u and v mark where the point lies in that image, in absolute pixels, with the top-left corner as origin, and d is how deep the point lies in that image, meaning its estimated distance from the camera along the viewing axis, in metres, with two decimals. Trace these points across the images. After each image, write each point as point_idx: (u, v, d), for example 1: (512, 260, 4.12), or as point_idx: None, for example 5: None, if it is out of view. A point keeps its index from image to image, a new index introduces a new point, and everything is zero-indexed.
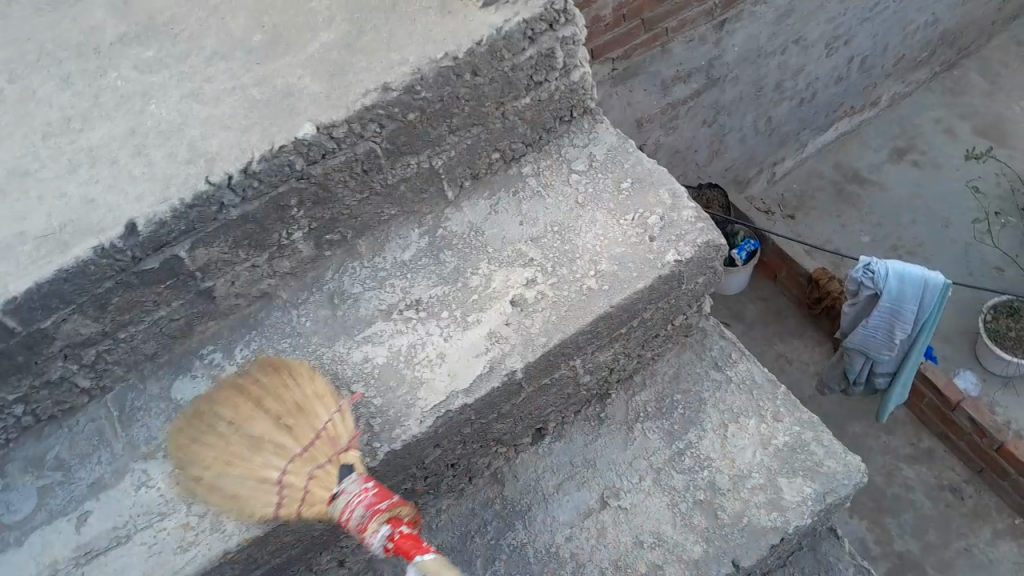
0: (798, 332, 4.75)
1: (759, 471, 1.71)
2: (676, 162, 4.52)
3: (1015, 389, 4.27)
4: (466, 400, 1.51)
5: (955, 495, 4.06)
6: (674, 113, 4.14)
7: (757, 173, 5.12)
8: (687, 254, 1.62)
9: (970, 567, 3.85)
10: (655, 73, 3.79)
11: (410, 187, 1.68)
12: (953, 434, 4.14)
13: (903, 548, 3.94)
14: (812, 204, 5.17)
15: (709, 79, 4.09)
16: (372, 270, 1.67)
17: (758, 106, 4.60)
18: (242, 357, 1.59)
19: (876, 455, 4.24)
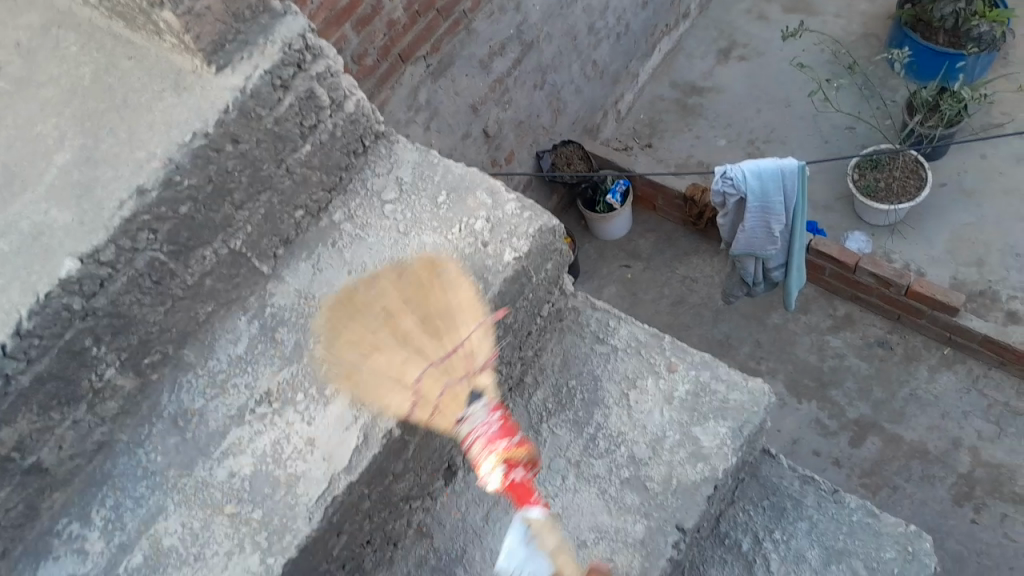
0: (693, 250, 4.79)
1: (672, 428, 1.67)
2: (524, 132, 4.46)
3: (901, 234, 4.43)
4: (350, 476, 1.41)
5: (886, 347, 4.20)
6: (504, 87, 4.07)
7: (603, 117, 5.14)
8: (522, 248, 1.59)
9: (920, 408, 3.97)
10: (469, 57, 3.72)
11: (217, 278, 1.54)
12: (862, 293, 4.26)
13: (856, 413, 4.03)
14: (664, 127, 5.21)
15: (525, 44, 4.05)
16: (209, 377, 1.52)
17: (580, 54, 4.61)
18: (101, 518, 1.41)
19: (803, 337, 4.32)
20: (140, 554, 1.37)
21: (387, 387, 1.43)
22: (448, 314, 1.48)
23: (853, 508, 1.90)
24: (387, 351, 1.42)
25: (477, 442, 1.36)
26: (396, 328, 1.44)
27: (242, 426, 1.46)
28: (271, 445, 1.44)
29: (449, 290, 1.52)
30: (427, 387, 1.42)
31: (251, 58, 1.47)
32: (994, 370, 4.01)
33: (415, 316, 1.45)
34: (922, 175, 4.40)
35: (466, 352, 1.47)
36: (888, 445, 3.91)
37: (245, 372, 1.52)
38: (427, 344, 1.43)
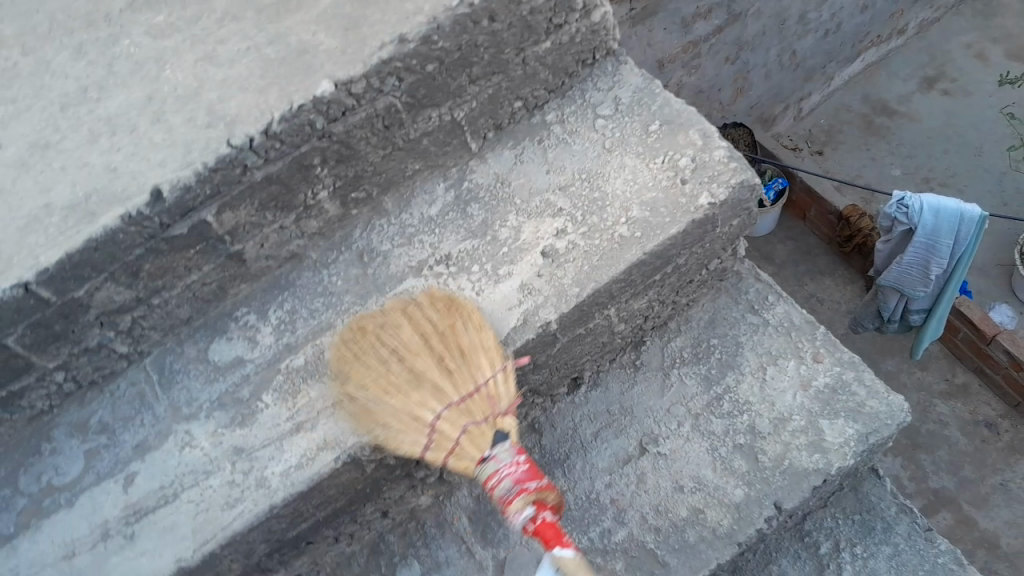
0: (828, 271, 4.66)
1: (799, 413, 1.69)
2: (699, 103, 4.43)
3: None
4: (502, 352, 1.50)
5: (992, 430, 4.01)
6: (696, 52, 4.01)
7: (783, 110, 5.00)
8: (721, 196, 1.58)
9: (1006, 500, 3.81)
10: (674, 10, 3.66)
11: (432, 140, 1.65)
12: (987, 368, 4.09)
13: (939, 483, 3.90)
14: (840, 138, 5.01)
15: (731, 15, 3.97)
16: (399, 227, 1.65)
17: (781, 40, 4.45)
18: (276, 318, 1.57)
19: (912, 392, 4.18)
20: (303, 358, 1.51)
21: (411, 424, 1.41)
22: (468, 360, 1.44)
23: (942, 553, 1.81)
24: (397, 394, 1.41)
25: (505, 483, 1.34)
26: (414, 378, 1.43)
27: (417, 278, 1.58)
28: None
29: (467, 333, 1.45)
30: (444, 429, 1.40)
31: None
32: None
33: (434, 359, 1.44)
34: None
35: (489, 395, 1.44)
36: (958, 526, 3.78)
37: (431, 233, 1.63)
38: (445, 383, 1.43)
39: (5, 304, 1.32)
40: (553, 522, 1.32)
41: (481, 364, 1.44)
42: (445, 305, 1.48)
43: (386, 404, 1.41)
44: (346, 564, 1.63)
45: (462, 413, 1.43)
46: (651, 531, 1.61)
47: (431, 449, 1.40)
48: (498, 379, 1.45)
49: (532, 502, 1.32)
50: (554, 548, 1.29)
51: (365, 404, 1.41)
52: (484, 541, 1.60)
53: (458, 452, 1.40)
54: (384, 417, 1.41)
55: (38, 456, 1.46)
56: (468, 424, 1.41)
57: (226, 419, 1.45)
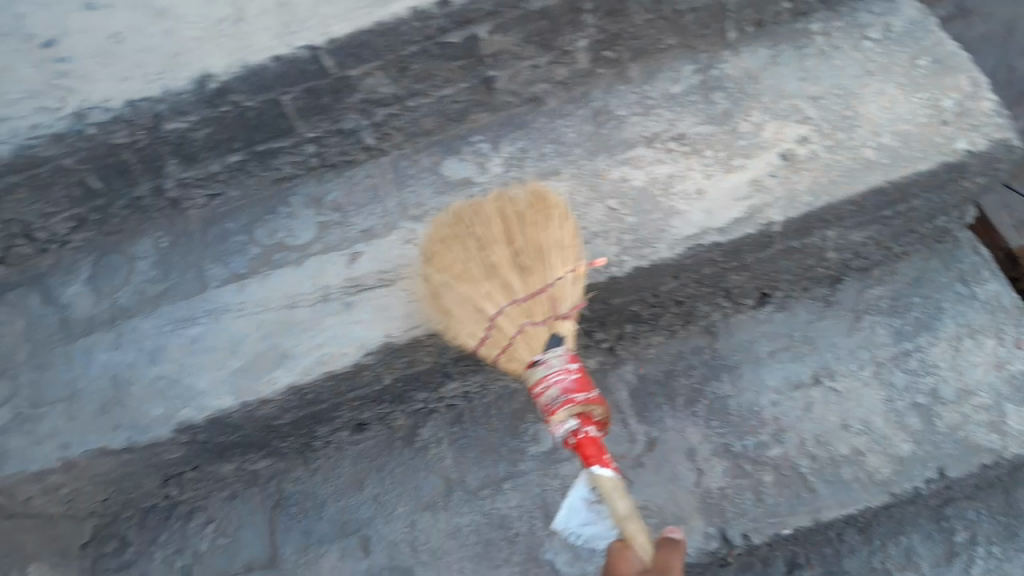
0: None
1: (987, 392, 1.63)
2: None
3: None
4: (718, 238, 1.45)
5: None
6: None
7: None
8: (980, 147, 1.49)
9: None
10: None
11: (697, 19, 1.57)
12: None
13: None
14: None
15: None
16: (638, 98, 1.59)
17: None
18: (508, 152, 1.60)
19: None
20: (525, 194, 1.55)
21: (470, 316, 1.48)
22: (543, 258, 1.48)
23: None
24: (472, 286, 1.48)
25: (553, 391, 1.41)
26: (502, 280, 1.49)
27: (648, 148, 1.54)
28: (665, 176, 1.52)
29: (547, 231, 1.49)
30: (502, 326, 1.46)
31: None
32: None
33: (503, 254, 1.50)
34: None
35: (551, 296, 1.47)
36: None
37: (669, 110, 1.57)
38: (512, 279, 1.47)
39: (294, 61, 1.38)
40: (593, 437, 1.42)
41: (555, 264, 1.47)
42: (533, 202, 1.52)
43: (473, 268, 1.48)
44: (507, 398, 1.77)
45: (522, 310, 1.46)
46: (808, 456, 1.61)
47: (488, 342, 1.48)
48: (568, 280, 1.47)
49: (574, 414, 1.40)
50: (594, 465, 1.39)
51: (453, 284, 1.49)
52: (640, 418, 1.69)
53: (508, 353, 1.45)
54: (453, 301, 1.48)
55: (276, 215, 1.62)
56: (528, 323, 1.45)
57: (448, 229, 1.56)
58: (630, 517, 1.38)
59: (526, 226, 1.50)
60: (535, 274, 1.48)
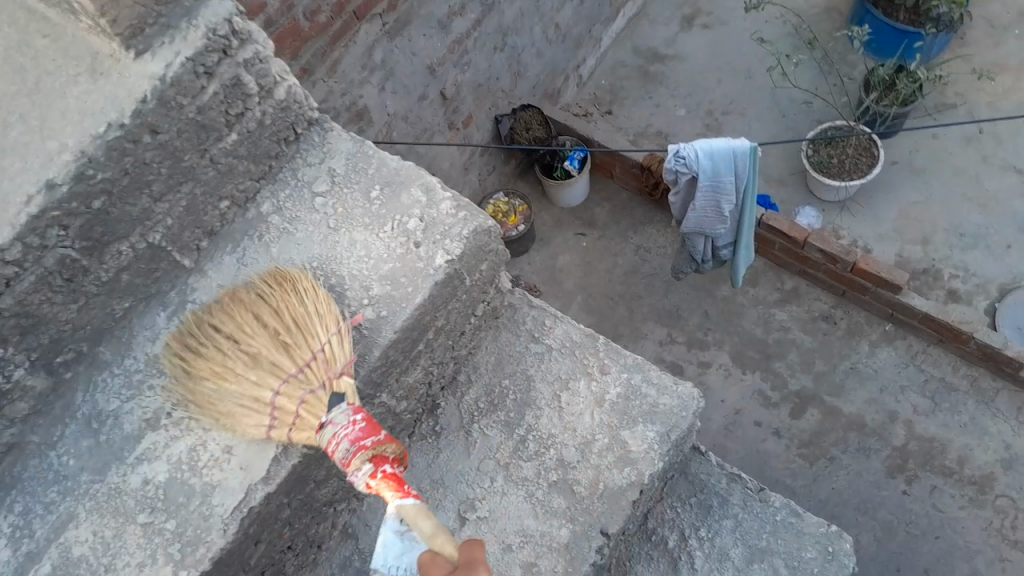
0: (648, 220, 4.13)
1: (602, 431, 1.69)
2: (483, 97, 3.80)
3: (850, 211, 3.94)
4: (267, 488, 1.38)
5: (830, 322, 3.70)
6: (464, 49, 3.45)
7: (564, 81, 4.48)
8: (456, 250, 1.54)
9: (857, 381, 3.53)
10: (428, 15, 3.12)
11: (134, 273, 1.50)
12: (809, 269, 3.72)
13: (796, 385, 3.58)
14: (625, 94, 4.61)
15: (487, 4, 3.44)
16: (125, 378, 1.49)
17: (542, 16, 3.95)
18: (9, 525, 1.38)
19: (751, 309, 3.79)
20: (48, 564, 1.34)
21: (239, 415, 1.39)
22: (302, 326, 1.42)
23: (778, 508, 1.94)
24: (239, 377, 1.39)
25: (343, 447, 1.28)
26: (279, 343, 1.41)
27: (156, 432, 1.43)
28: (186, 452, 1.40)
29: (299, 299, 1.45)
30: (284, 404, 1.36)
31: (172, 43, 1.40)
32: (934, 345, 3.55)
33: (270, 333, 1.42)
34: (875, 153, 3.90)
35: (325, 360, 1.40)
36: (826, 418, 3.48)
37: (162, 374, 1.48)
38: (281, 358, 1.41)
39: None
40: None
41: (317, 330, 1.42)
42: (275, 282, 1.49)
43: (257, 341, 1.41)
44: None
45: (299, 384, 1.38)
46: None
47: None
48: (333, 341, 1.41)
49: (369, 458, 1.28)
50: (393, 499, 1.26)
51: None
52: None
53: None
54: (229, 403, 1.39)
55: None
56: (303, 394, 1.36)
57: None
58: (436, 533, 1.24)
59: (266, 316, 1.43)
60: (293, 349, 1.41)
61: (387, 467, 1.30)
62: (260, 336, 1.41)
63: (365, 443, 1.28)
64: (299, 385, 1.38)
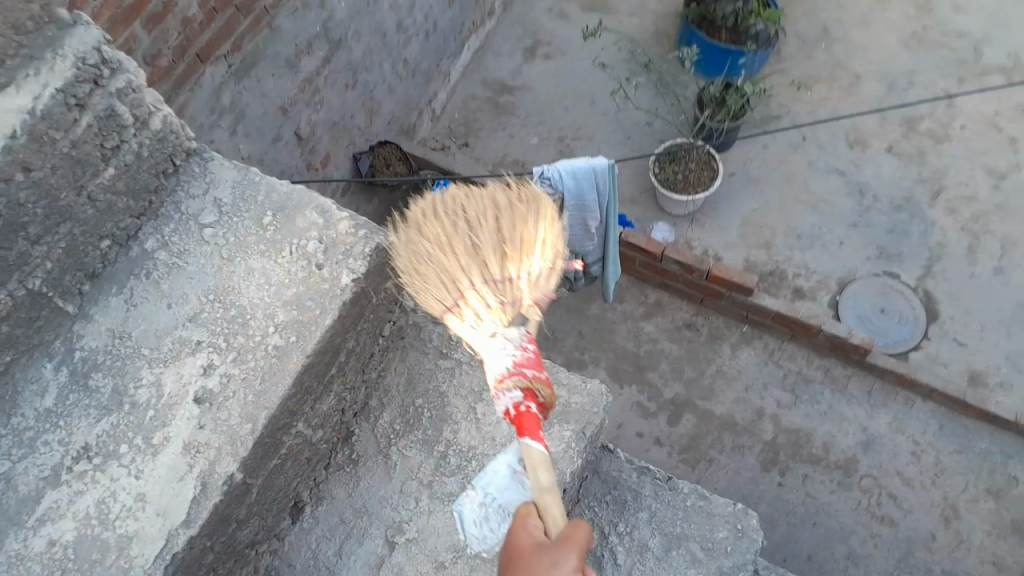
0: None
1: (520, 437, 1.71)
2: (337, 136, 3.77)
3: (700, 222, 4.21)
4: (189, 531, 1.28)
5: (693, 329, 3.84)
6: (314, 87, 3.41)
7: (417, 117, 4.53)
8: (361, 268, 1.51)
9: (725, 382, 3.68)
10: (275, 56, 3.08)
11: (14, 324, 1.38)
12: (668, 280, 3.84)
13: (672, 392, 3.69)
14: (478, 125, 4.74)
15: (332, 42, 3.42)
16: (14, 436, 1.35)
17: (390, 53, 3.99)
18: None
19: (622, 325, 3.89)
20: None
21: (433, 280, 1.54)
22: (523, 232, 1.60)
23: (686, 493, 2.04)
24: (454, 253, 1.56)
25: (508, 370, 1.42)
26: (475, 232, 1.59)
27: (57, 489, 1.31)
28: (95, 505, 1.29)
29: (529, 221, 1.62)
30: (473, 299, 1.53)
31: (38, 74, 1.32)
32: (788, 341, 3.75)
33: (494, 233, 1.58)
34: (715, 165, 4.16)
35: (510, 284, 1.56)
36: (701, 420, 3.62)
37: (55, 428, 1.36)
38: (487, 259, 1.56)
39: None
40: None
41: (530, 229, 1.61)
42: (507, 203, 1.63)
43: (455, 258, 1.55)
44: None
45: (497, 287, 1.55)
46: None
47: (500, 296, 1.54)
48: (542, 273, 1.60)
49: (522, 390, 1.41)
50: (526, 437, 1.38)
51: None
52: None
53: None
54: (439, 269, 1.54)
55: None
56: (501, 298, 1.54)
57: None
58: (547, 491, 1.36)
59: (479, 206, 1.61)
60: (483, 249, 1.56)
61: (533, 405, 1.41)
62: (466, 243, 1.56)
63: (527, 372, 1.41)
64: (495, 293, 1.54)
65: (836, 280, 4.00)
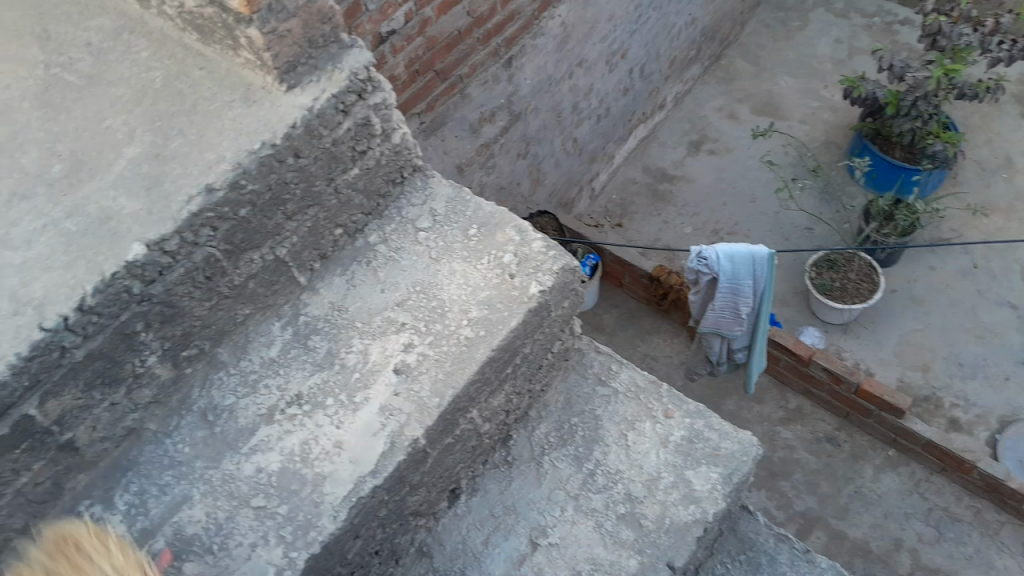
0: (655, 329, 4.36)
1: (667, 470, 1.79)
2: (503, 200, 4.05)
3: (854, 333, 4.13)
4: (375, 481, 1.44)
5: (834, 444, 3.84)
6: (490, 153, 3.71)
7: (578, 193, 4.76)
8: (548, 282, 1.69)
9: (864, 505, 3.63)
10: (461, 119, 3.38)
11: (259, 282, 1.63)
12: (814, 388, 3.91)
13: (803, 505, 3.67)
14: (635, 210, 4.88)
15: (513, 114, 3.72)
16: (240, 377, 1.59)
17: (563, 130, 4.26)
18: (125, 503, 1.43)
19: (755, 426, 3.95)
20: (163, 540, 1.38)
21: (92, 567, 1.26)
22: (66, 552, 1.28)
23: (824, 569, 2.02)
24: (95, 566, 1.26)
25: None
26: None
27: (270, 425, 1.51)
28: (299, 445, 1.49)
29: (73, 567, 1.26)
30: None
31: (319, 82, 1.61)
32: (935, 475, 3.67)
33: (46, 575, 1.26)
34: (875, 279, 4.13)
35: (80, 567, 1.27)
36: (832, 542, 3.55)
37: (276, 376, 1.58)
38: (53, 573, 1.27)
39: None
40: None
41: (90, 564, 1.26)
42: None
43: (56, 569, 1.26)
44: None
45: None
46: None
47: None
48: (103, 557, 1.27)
49: None
50: None
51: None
52: None
53: None
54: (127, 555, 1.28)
55: None
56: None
57: None
58: None
59: None
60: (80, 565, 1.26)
61: None
62: None
63: None
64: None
65: (998, 417, 3.79)
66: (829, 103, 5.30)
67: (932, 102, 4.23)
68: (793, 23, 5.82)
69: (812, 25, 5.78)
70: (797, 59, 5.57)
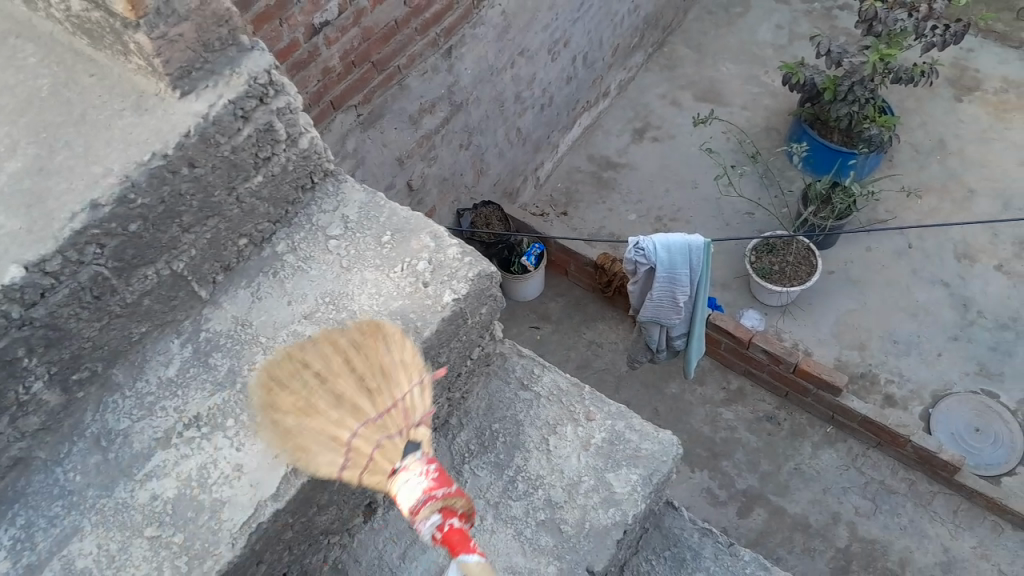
0: (600, 317, 4.36)
1: (587, 473, 1.78)
2: (445, 193, 4.00)
3: (793, 315, 4.19)
4: (276, 506, 1.41)
5: (774, 422, 3.90)
6: (431, 144, 3.65)
7: (522, 183, 4.73)
8: (462, 290, 1.66)
9: (802, 482, 3.70)
10: (400, 110, 3.31)
11: (155, 299, 1.57)
12: (754, 369, 3.94)
13: (744, 484, 3.72)
14: (579, 197, 4.88)
15: (454, 105, 3.66)
16: (136, 399, 1.53)
17: (505, 120, 4.22)
18: (9, 538, 1.37)
19: (698, 408, 3.99)
20: None
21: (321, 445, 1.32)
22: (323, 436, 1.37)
23: (747, 563, 2.04)
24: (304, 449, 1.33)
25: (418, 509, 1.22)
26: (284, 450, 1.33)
27: (167, 449, 1.46)
28: (197, 469, 1.44)
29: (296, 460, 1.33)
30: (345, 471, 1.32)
31: (216, 87, 1.54)
32: (872, 450, 3.75)
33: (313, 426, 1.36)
34: (813, 261, 4.18)
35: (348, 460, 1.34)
36: (772, 517, 3.62)
37: (174, 396, 1.53)
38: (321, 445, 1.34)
39: None
40: None
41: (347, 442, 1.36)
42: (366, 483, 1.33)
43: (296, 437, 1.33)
44: None
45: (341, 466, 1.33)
46: None
47: (349, 466, 1.35)
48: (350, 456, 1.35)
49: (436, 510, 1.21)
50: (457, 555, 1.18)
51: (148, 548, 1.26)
52: None
53: None
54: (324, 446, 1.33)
55: None
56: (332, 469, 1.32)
57: None
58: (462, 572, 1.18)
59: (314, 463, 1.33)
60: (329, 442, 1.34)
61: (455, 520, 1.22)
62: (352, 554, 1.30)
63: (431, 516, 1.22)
64: (378, 430, 1.36)
65: (932, 392, 3.89)
66: (770, 89, 5.36)
67: (869, 86, 4.27)
68: (736, 9, 5.86)
69: (754, 11, 5.83)
70: (738, 45, 5.61)
